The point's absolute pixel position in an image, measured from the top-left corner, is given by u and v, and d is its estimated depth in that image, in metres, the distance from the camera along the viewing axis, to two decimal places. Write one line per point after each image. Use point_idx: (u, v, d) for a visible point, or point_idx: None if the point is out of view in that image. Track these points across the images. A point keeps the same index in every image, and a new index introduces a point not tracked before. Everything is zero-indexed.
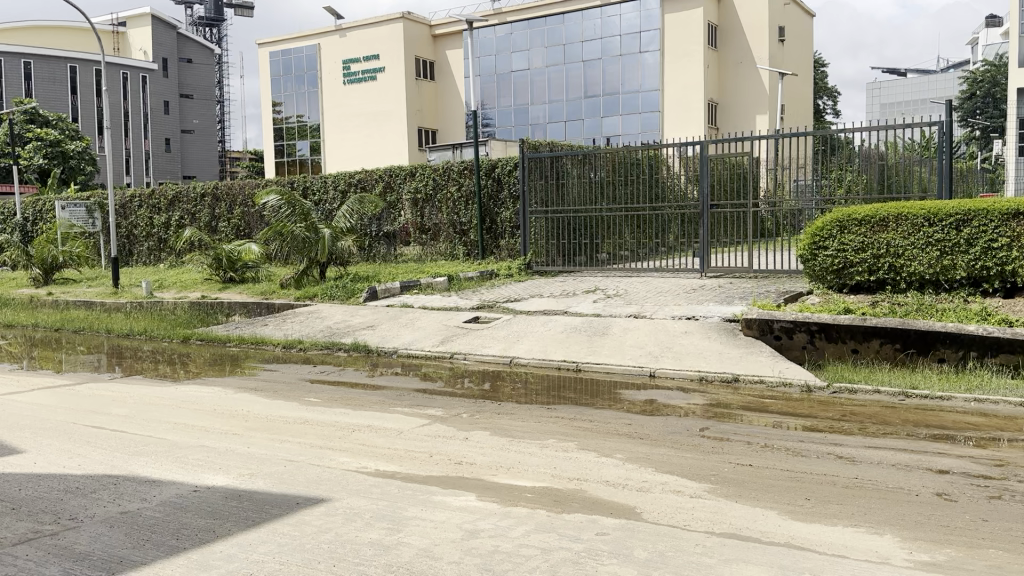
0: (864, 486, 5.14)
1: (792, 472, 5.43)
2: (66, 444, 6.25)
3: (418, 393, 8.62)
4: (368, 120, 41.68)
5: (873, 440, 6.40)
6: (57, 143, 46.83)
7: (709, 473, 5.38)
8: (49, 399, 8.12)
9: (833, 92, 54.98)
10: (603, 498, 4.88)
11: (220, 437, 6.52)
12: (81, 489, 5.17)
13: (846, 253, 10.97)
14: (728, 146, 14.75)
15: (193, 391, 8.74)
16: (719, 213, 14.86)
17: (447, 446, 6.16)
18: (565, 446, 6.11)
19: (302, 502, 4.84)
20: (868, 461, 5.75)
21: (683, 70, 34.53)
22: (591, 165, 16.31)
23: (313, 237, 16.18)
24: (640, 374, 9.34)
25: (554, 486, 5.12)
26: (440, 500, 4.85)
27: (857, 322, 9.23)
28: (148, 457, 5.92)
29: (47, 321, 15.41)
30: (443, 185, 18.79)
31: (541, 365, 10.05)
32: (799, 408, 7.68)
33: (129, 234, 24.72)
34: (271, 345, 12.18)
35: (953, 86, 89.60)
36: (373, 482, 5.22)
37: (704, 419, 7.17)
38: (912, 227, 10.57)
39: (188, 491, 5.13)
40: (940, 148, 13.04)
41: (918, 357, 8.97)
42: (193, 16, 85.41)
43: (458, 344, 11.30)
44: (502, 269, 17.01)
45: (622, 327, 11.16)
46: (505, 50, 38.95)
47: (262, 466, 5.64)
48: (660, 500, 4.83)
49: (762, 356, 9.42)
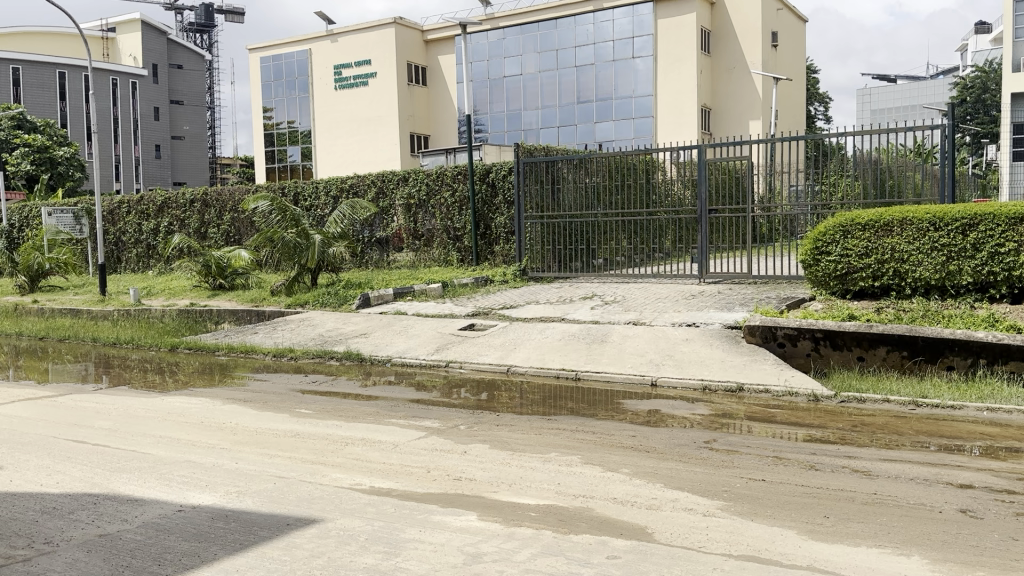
0: (885, 502, 4.90)
1: (807, 488, 5.18)
2: (45, 460, 5.95)
3: (413, 403, 8.33)
4: (360, 126, 41.39)
5: (889, 453, 6.15)
6: (46, 149, 46.14)
7: (721, 489, 5.12)
8: (30, 412, 7.80)
9: (825, 98, 55.10)
10: (612, 517, 4.61)
11: (208, 452, 6.24)
12: (58, 510, 4.87)
13: (850, 258, 10.77)
14: (726, 149, 14.56)
15: (179, 402, 8.44)
16: (717, 218, 14.70)
17: (445, 460, 5.89)
18: (569, 460, 5.85)
19: (292, 523, 4.57)
20: (885, 474, 5.52)
21: (676, 75, 34.46)
22: (587, 171, 16.12)
23: (303, 243, 15.90)
24: (641, 383, 9.08)
25: (559, 504, 4.86)
26: (440, 520, 4.58)
27: (863, 329, 9.02)
28: (131, 473, 5.63)
29: (32, 330, 15.04)
30: (437, 190, 18.56)
31: (538, 374, 9.78)
32: (807, 418, 7.45)
33: (117, 241, 24.37)
34: (261, 353, 11.89)
35: (943, 93, 90.21)
36: (368, 501, 4.95)
37: (711, 430, 6.93)
38: (917, 231, 10.40)
39: (173, 510, 4.85)
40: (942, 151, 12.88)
41: (926, 365, 8.75)
42: (184, 22, 85.28)
43: (454, 352, 11.02)
44: (497, 275, 16.76)
45: (622, 334, 10.92)
46: (498, 56, 38.74)
47: (251, 484, 5.36)
48: (671, 519, 4.58)
49: (766, 364, 9.18)
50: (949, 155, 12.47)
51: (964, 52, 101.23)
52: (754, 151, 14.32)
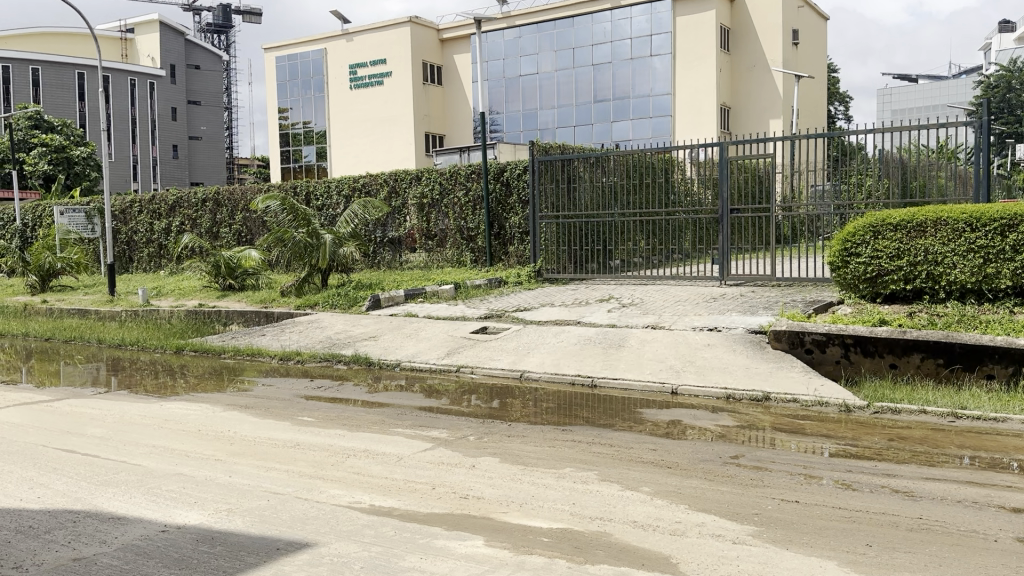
0: (932, 528, 4.46)
1: (846, 511, 4.75)
2: (29, 472, 5.61)
3: (421, 411, 7.93)
4: (376, 125, 41.16)
5: (930, 471, 5.69)
6: (63, 148, 46.37)
7: (751, 513, 4.69)
8: (21, 418, 7.46)
9: (845, 98, 54.41)
10: (632, 544, 4.20)
11: (201, 464, 5.87)
12: (34, 528, 4.50)
13: (881, 260, 10.28)
14: (748, 146, 14.10)
15: (178, 409, 8.08)
16: (739, 218, 14.22)
17: (450, 476, 5.50)
18: (585, 477, 5.43)
19: (283, 547, 4.20)
20: (929, 496, 5.07)
21: (695, 73, 33.88)
22: (603, 169, 15.69)
23: (314, 243, 15.55)
24: (660, 391, 8.64)
25: (574, 528, 4.45)
26: (443, 545, 4.19)
27: (896, 335, 8.56)
28: (117, 488, 5.26)
29: (37, 331, 14.82)
30: (451, 189, 18.18)
31: (553, 380, 9.36)
32: (839, 431, 6.98)
33: (129, 241, 24.20)
34: (268, 356, 11.55)
35: (967, 91, 89.06)
36: (367, 522, 4.56)
37: (737, 443, 6.50)
38: (952, 232, 9.91)
39: (156, 531, 4.47)
40: (970, 150, 12.45)
41: (963, 374, 8.29)
42: (201, 23, 85.59)
43: (465, 356, 10.61)
44: (511, 277, 16.36)
45: (640, 339, 10.47)
46: (513, 55, 38.41)
47: (243, 501, 4.98)
48: (697, 548, 4.16)
49: (794, 371, 8.73)
50: (983, 153, 11.95)
51: (988, 50, 99.67)
52: (776, 149, 13.87)
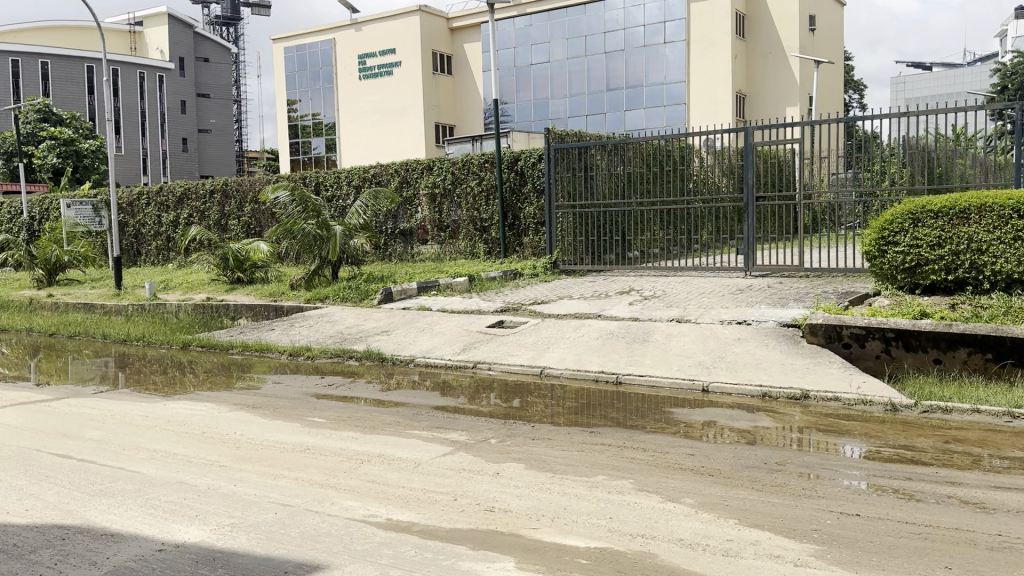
0: (1014, 548, 3.98)
1: (915, 526, 4.27)
2: (20, 481, 5.20)
3: (436, 411, 7.47)
4: (385, 115, 40.67)
5: (997, 479, 5.19)
6: (72, 142, 46.26)
7: (810, 529, 4.22)
8: (17, 420, 7.06)
9: (858, 85, 53.68)
10: (680, 567, 3.75)
11: (204, 471, 5.45)
12: (17, 549, 4.07)
13: (920, 248, 9.78)
14: (772, 132, 13.49)
15: (182, 409, 7.65)
16: (765, 206, 13.64)
17: (474, 485, 5.06)
18: (620, 487, 4.99)
19: (291, 570, 3.76)
20: (1003, 508, 4.59)
21: (710, 60, 33.17)
22: (620, 157, 15.20)
23: (324, 234, 15.07)
24: (691, 389, 8.16)
25: (614, 547, 4.00)
26: (469, 569, 3.75)
27: (942, 328, 8.05)
28: (113, 499, 4.84)
29: (42, 325, 14.49)
30: (463, 178, 17.71)
31: (575, 377, 8.88)
32: (887, 432, 6.50)
33: (137, 233, 23.89)
34: (277, 353, 11.10)
35: (983, 79, 88.08)
36: (383, 540, 4.12)
37: (780, 447, 6.03)
38: (997, 219, 9.40)
39: (152, 550, 4.05)
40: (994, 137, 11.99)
41: (1015, 369, 7.79)
42: (211, 16, 85.12)
43: (482, 352, 10.16)
44: (526, 268, 15.92)
45: (665, 333, 10.00)
46: (524, 43, 37.93)
47: (248, 514, 4.55)
48: (755, 573, 3.68)
49: (832, 367, 8.23)
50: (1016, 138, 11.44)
51: (1002, 36, 98.72)
52: (801, 135, 13.31)
